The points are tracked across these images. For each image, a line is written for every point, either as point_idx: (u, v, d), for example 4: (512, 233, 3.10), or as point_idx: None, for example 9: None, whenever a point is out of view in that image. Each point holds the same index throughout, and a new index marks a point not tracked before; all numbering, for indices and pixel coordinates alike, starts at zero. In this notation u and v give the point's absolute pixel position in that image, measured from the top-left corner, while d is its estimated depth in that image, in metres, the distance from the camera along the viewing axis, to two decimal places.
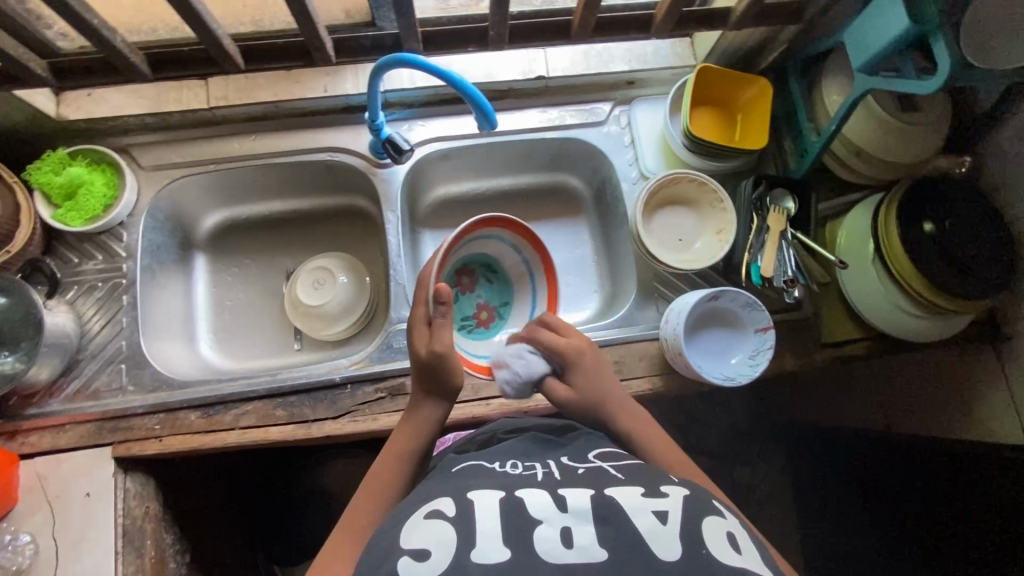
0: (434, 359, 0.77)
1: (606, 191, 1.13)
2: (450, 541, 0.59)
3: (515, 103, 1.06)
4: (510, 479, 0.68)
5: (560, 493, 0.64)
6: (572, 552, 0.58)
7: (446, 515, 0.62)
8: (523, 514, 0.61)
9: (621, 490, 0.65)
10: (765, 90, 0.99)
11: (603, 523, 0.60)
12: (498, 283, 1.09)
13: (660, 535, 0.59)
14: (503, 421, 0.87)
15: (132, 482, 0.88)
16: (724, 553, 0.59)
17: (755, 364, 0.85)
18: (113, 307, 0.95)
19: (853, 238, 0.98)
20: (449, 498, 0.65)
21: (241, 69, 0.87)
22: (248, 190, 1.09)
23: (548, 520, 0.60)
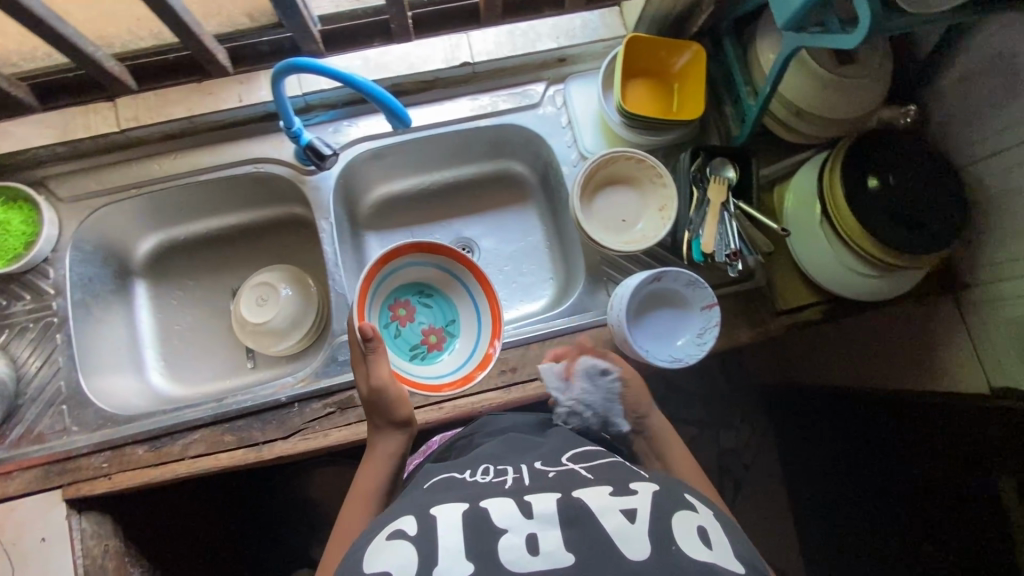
0: (375, 394, 0.79)
1: (550, 175, 1.09)
2: (410, 562, 0.56)
3: (444, 94, 1.02)
4: (480, 488, 0.65)
5: (526, 500, 0.62)
6: (538, 559, 0.55)
7: (408, 535, 0.59)
8: (488, 524, 0.59)
9: (590, 491, 0.63)
10: (699, 55, 0.95)
11: (571, 527, 0.58)
12: (437, 303, 1.01)
13: (629, 536, 0.57)
14: (486, 421, 0.86)
15: (88, 522, 0.87)
16: (694, 549, 0.57)
17: (702, 343, 0.84)
18: (48, 346, 0.92)
19: (800, 201, 0.95)
20: (412, 516, 0.62)
21: (134, 89, 0.91)
22: (181, 210, 1.06)
23: (514, 529, 0.58)
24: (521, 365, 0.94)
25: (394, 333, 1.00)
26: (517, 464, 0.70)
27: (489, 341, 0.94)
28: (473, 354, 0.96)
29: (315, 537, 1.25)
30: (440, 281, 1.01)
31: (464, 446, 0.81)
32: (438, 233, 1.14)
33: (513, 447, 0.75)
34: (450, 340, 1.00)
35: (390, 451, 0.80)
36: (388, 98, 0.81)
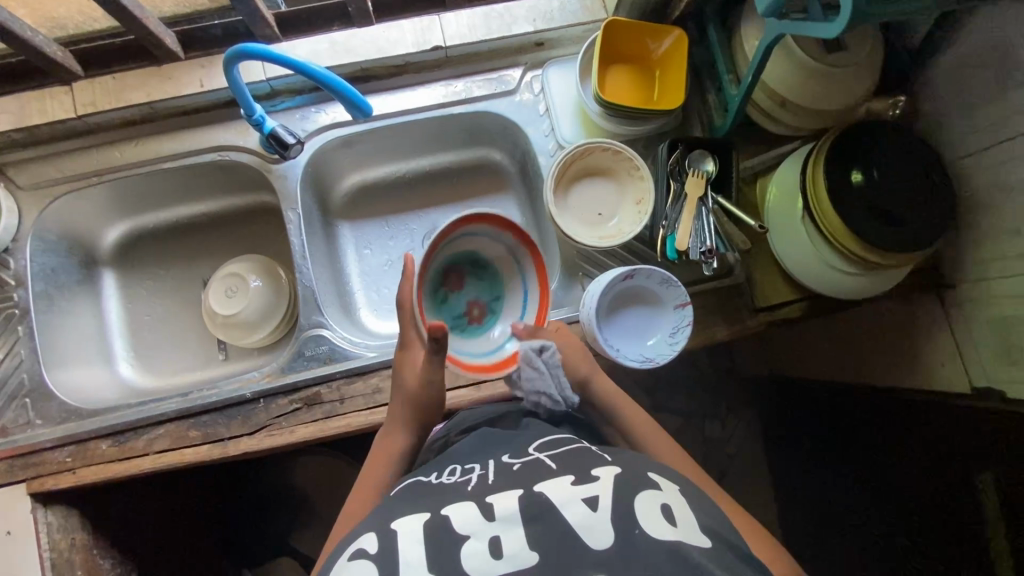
0: (419, 391, 0.77)
1: (528, 165, 1.06)
2: None
3: (416, 78, 0.98)
4: (441, 493, 0.63)
5: (489, 501, 0.60)
6: (501, 563, 0.54)
7: (369, 553, 0.57)
8: (448, 533, 0.57)
9: (552, 484, 0.61)
10: (681, 40, 0.91)
11: (534, 522, 0.57)
12: (488, 273, 0.93)
13: (592, 524, 0.55)
14: (462, 418, 0.83)
15: (54, 516, 0.87)
16: (656, 528, 0.55)
17: (674, 342, 0.81)
18: (10, 338, 0.90)
19: (782, 196, 0.92)
20: (372, 533, 0.60)
21: (81, 75, 0.90)
22: (147, 198, 1.03)
23: (476, 535, 0.56)
24: None
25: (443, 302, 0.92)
26: (484, 461, 0.68)
27: (542, 308, 0.88)
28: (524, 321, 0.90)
29: (293, 525, 1.26)
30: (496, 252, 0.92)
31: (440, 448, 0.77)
32: (414, 223, 1.12)
33: (484, 440, 0.73)
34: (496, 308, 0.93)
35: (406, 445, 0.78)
36: (344, 88, 0.79)
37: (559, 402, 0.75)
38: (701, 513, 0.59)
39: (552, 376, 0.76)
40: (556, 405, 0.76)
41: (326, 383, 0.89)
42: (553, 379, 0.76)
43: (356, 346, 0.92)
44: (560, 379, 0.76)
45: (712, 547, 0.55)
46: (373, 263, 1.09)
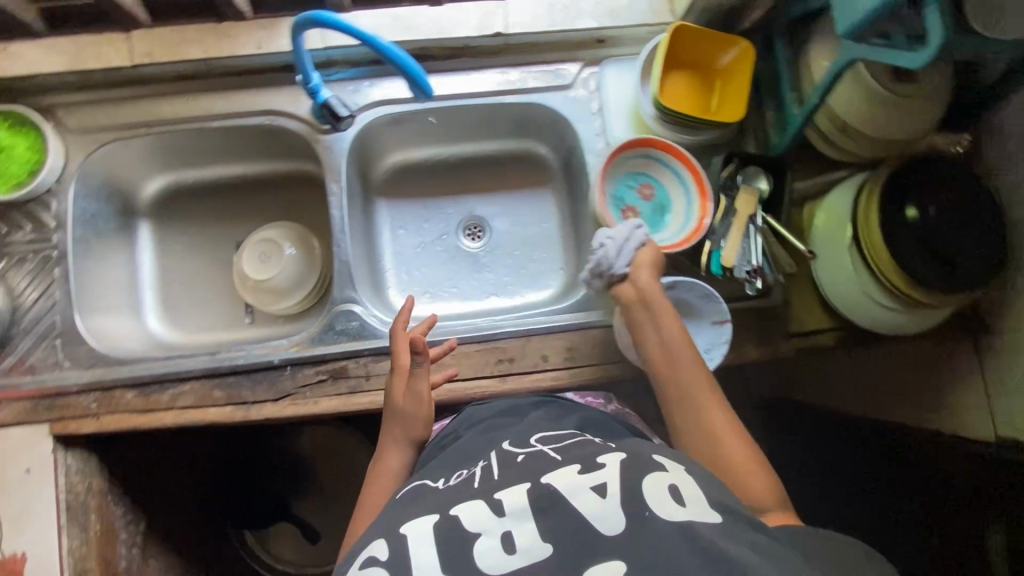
0: (407, 408, 0.79)
1: (573, 162, 1.05)
2: None
3: (473, 64, 0.96)
4: (446, 496, 0.63)
5: (496, 497, 0.60)
6: (516, 557, 0.54)
7: (381, 560, 0.57)
8: (460, 532, 0.57)
9: (558, 473, 0.61)
10: (749, 51, 0.89)
11: (542, 515, 0.57)
12: (658, 217, 0.91)
13: (603, 512, 0.56)
14: (465, 417, 0.83)
15: (74, 459, 0.88)
16: (665, 508, 0.55)
17: (708, 358, 0.81)
18: (46, 280, 0.90)
19: (832, 221, 0.90)
20: (383, 540, 0.59)
21: (143, 23, 0.90)
22: (191, 154, 1.02)
23: (488, 532, 0.57)
24: (519, 356, 0.92)
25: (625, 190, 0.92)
26: (487, 456, 0.69)
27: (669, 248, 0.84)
28: (693, 214, 0.87)
29: (296, 491, 1.28)
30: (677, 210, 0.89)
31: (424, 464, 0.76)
32: (452, 208, 1.13)
33: (488, 433, 0.75)
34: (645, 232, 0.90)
35: (398, 461, 0.79)
36: (410, 64, 0.77)
37: (601, 262, 0.79)
38: (708, 488, 0.59)
39: (625, 242, 0.80)
40: (600, 262, 0.79)
41: (354, 358, 0.89)
42: (624, 243, 0.79)
43: (386, 326, 0.92)
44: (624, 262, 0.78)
45: (722, 523, 0.55)
46: (406, 244, 1.11)
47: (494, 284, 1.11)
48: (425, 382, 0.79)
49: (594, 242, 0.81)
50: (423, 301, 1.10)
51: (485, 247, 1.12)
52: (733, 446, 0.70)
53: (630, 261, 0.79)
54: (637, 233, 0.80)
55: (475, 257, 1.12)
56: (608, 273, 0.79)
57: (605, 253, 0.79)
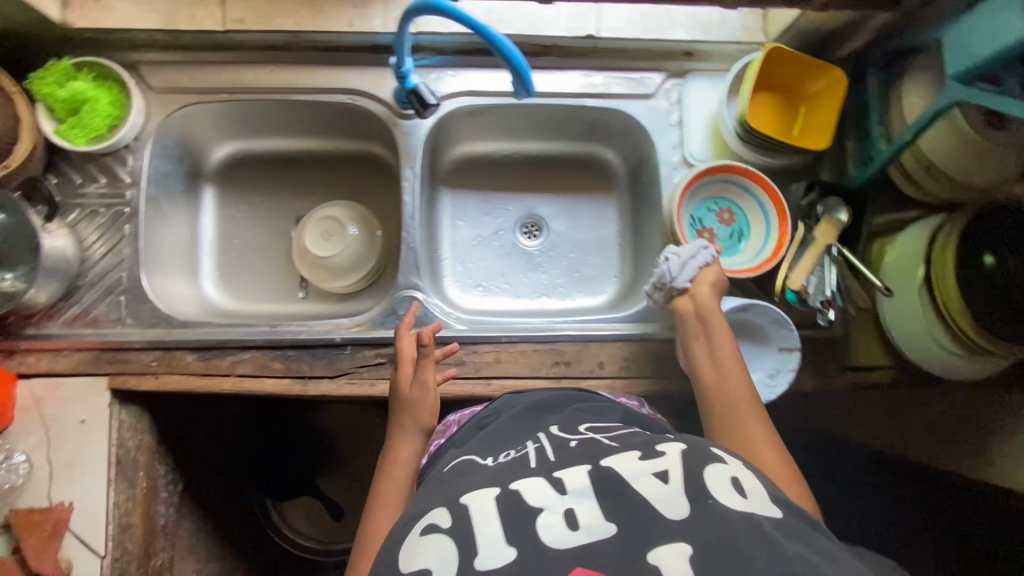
0: (417, 393, 0.80)
1: (642, 172, 1.05)
2: (451, 556, 0.54)
3: (558, 63, 0.96)
4: (502, 471, 0.63)
5: (557, 476, 0.59)
6: (578, 533, 0.53)
7: (442, 527, 0.57)
8: (521, 504, 0.56)
9: (617, 458, 0.60)
10: (840, 82, 0.87)
11: (605, 496, 0.56)
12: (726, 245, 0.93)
13: (666, 496, 0.55)
14: (507, 400, 0.83)
15: (127, 414, 0.89)
16: (726, 496, 0.55)
17: (772, 384, 0.80)
18: (116, 235, 0.91)
19: (903, 258, 0.88)
20: (444, 508, 0.59)
21: None
22: (264, 124, 1.03)
23: (549, 508, 0.56)
24: (576, 361, 0.91)
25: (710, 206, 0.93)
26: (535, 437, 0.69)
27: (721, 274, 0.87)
28: (758, 256, 0.89)
29: (324, 467, 1.29)
30: (744, 250, 0.91)
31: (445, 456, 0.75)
32: (512, 204, 1.13)
33: (520, 419, 0.76)
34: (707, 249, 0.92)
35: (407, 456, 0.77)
36: (516, 56, 0.73)
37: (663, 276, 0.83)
38: (768, 488, 0.58)
39: (689, 259, 0.82)
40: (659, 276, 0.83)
41: None
42: (688, 260, 0.82)
43: (446, 316, 0.92)
44: (687, 276, 0.81)
45: (783, 517, 0.54)
46: (463, 236, 1.11)
47: (547, 285, 1.11)
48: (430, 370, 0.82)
49: (660, 256, 0.85)
50: (474, 294, 1.10)
51: (542, 247, 1.12)
52: (757, 449, 0.68)
53: (692, 278, 0.81)
54: (703, 251, 0.83)
55: (530, 256, 1.12)
56: (669, 286, 0.82)
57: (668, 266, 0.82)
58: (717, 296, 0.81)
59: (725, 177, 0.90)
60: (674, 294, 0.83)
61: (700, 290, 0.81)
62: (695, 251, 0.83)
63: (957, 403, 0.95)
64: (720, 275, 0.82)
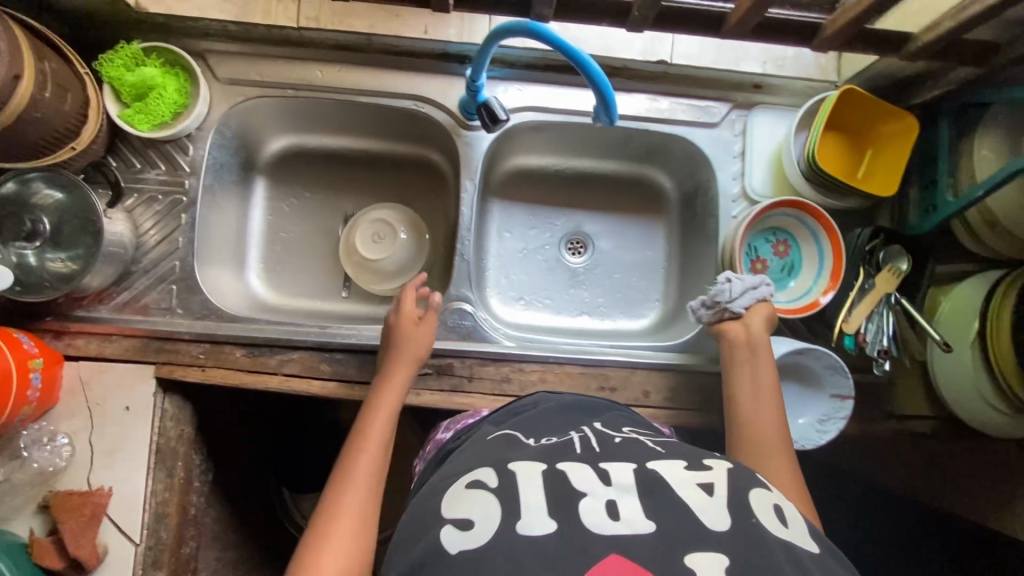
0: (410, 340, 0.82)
1: (697, 199, 1.05)
2: (494, 514, 0.52)
3: (626, 85, 0.95)
4: (548, 452, 0.61)
5: (603, 466, 0.57)
6: (618, 524, 0.50)
7: (489, 486, 0.56)
8: (566, 484, 0.55)
9: (664, 463, 0.58)
10: (911, 130, 0.86)
11: (648, 496, 0.53)
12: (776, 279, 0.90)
13: (708, 507, 0.52)
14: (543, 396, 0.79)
15: (170, 403, 0.88)
16: (769, 521, 0.51)
17: (822, 430, 0.80)
18: (172, 224, 0.90)
19: (957, 311, 0.87)
20: (492, 470, 0.59)
21: None
22: (322, 121, 1.02)
23: (592, 494, 0.53)
24: (621, 387, 0.90)
25: (772, 235, 0.91)
26: (579, 427, 0.67)
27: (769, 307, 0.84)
28: (803, 299, 0.87)
29: None
30: (792, 289, 0.89)
31: (468, 437, 0.72)
32: (559, 219, 1.13)
33: (559, 414, 0.72)
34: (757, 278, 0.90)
35: (395, 407, 0.77)
36: (601, 77, 0.71)
37: (722, 294, 0.80)
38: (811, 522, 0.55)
39: (750, 288, 0.81)
40: (718, 294, 0.81)
41: (460, 357, 0.89)
42: (750, 288, 0.80)
43: (496, 331, 0.92)
44: (744, 303, 0.79)
45: (821, 553, 0.50)
46: (509, 247, 1.11)
47: (589, 304, 1.10)
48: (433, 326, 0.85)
49: (721, 275, 0.83)
50: (516, 307, 1.09)
51: (587, 264, 1.12)
52: (776, 473, 0.66)
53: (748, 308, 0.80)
54: (764, 286, 0.81)
55: (575, 274, 1.11)
56: (722, 306, 0.80)
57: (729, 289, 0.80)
58: (767, 330, 0.80)
59: (795, 212, 0.87)
60: (723, 316, 0.81)
61: (753, 320, 0.80)
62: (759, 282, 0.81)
63: (995, 457, 0.95)
64: (771, 314, 0.82)
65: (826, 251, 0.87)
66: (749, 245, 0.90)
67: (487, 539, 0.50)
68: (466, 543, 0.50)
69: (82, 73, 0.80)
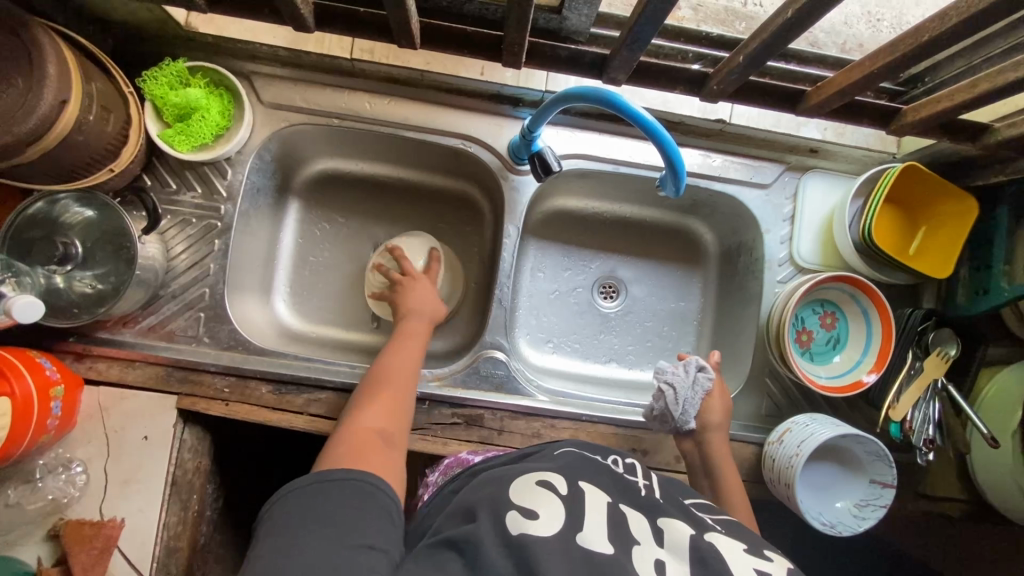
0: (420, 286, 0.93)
1: (739, 256, 1.02)
2: (559, 513, 0.53)
3: (680, 140, 0.93)
4: (617, 484, 0.61)
5: (659, 522, 0.56)
6: None
7: (558, 491, 0.56)
8: (622, 527, 0.54)
9: (721, 539, 0.55)
10: (969, 213, 0.85)
11: (702, 567, 0.51)
12: (818, 352, 0.90)
13: None
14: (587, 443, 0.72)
15: (190, 435, 0.85)
16: None
17: (860, 516, 0.78)
18: (204, 249, 0.88)
19: (1002, 398, 0.84)
20: (561, 476, 0.59)
21: None
22: (362, 149, 0.99)
23: (645, 544, 0.53)
24: (655, 451, 0.88)
25: (821, 307, 0.90)
26: (647, 474, 0.66)
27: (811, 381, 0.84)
28: (843, 377, 0.86)
29: None
30: (834, 364, 0.89)
31: (525, 454, 0.68)
32: (594, 262, 1.10)
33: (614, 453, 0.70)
34: (801, 348, 0.89)
35: (422, 333, 0.87)
36: (662, 133, 0.68)
37: (666, 412, 0.80)
38: None
39: (690, 392, 0.80)
40: (668, 415, 0.81)
41: (492, 408, 0.87)
42: (690, 395, 0.80)
43: (529, 384, 0.90)
44: (690, 411, 0.80)
45: None
46: (541, 288, 1.08)
47: (618, 351, 1.07)
48: (433, 287, 0.95)
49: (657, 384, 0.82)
50: (545, 350, 1.06)
51: (619, 310, 1.09)
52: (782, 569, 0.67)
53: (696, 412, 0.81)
54: (702, 380, 0.81)
55: (607, 319, 1.08)
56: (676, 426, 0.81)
57: (674, 414, 0.80)
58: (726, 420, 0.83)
59: (850, 288, 0.87)
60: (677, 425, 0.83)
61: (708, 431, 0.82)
62: (693, 384, 0.81)
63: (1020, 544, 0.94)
64: (719, 400, 0.83)
65: (873, 332, 0.86)
66: (799, 314, 0.89)
67: (548, 534, 0.51)
68: (527, 528, 0.51)
69: (127, 90, 0.77)
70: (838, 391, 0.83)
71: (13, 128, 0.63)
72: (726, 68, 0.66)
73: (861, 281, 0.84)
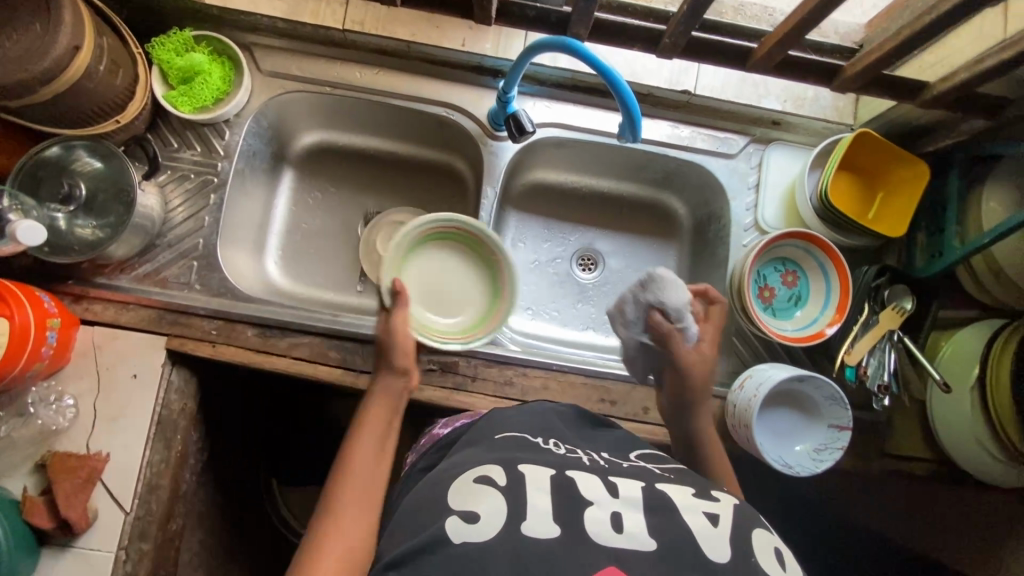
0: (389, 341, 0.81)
1: (710, 226, 1.07)
2: (500, 510, 0.49)
3: (650, 111, 0.99)
4: (557, 459, 0.58)
5: (612, 481, 0.55)
6: (621, 537, 0.48)
7: (496, 484, 0.53)
8: (572, 493, 0.51)
9: (672, 487, 0.55)
10: (921, 176, 0.90)
11: (653, 514, 0.51)
12: (780, 308, 0.94)
13: (710, 536, 0.49)
14: (534, 409, 0.71)
15: (177, 375, 0.89)
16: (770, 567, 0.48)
17: (818, 459, 0.80)
18: (199, 202, 0.94)
19: (958, 356, 0.87)
20: (500, 467, 0.55)
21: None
22: (352, 120, 1.05)
23: (598, 504, 0.51)
24: (622, 401, 0.90)
25: (780, 265, 0.94)
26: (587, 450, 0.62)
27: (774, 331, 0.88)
28: (807, 329, 0.90)
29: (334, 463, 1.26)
30: (796, 318, 0.93)
31: (473, 428, 0.68)
32: (573, 235, 1.15)
33: (565, 426, 0.68)
34: (763, 304, 0.93)
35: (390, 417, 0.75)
36: (631, 98, 0.74)
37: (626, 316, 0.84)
38: None
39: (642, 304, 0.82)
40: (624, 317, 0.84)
41: (467, 357, 0.91)
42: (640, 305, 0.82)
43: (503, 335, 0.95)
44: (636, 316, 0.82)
45: None
46: (522, 257, 1.13)
47: (595, 319, 1.11)
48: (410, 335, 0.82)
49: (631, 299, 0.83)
50: (523, 316, 1.10)
51: (596, 281, 1.13)
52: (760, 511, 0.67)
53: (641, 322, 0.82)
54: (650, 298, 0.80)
55: (584, 289, 1.12)
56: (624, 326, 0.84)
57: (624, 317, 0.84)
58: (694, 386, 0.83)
59: (807, 245, 0.91)
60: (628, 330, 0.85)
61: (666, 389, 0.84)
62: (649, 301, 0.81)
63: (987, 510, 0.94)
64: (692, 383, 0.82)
65: (830, 285, 0.90)
66: (760, 272, 0.94)
67: (492, 537, 0.47)
68: (469, 536, 0.47)
69: (137, 52, 0.85)
70: (801, 341, 0.87)
71: (30, 68, 0.71)
72: (675, 20, 0.73)
73: (816, 236, 0.89)
